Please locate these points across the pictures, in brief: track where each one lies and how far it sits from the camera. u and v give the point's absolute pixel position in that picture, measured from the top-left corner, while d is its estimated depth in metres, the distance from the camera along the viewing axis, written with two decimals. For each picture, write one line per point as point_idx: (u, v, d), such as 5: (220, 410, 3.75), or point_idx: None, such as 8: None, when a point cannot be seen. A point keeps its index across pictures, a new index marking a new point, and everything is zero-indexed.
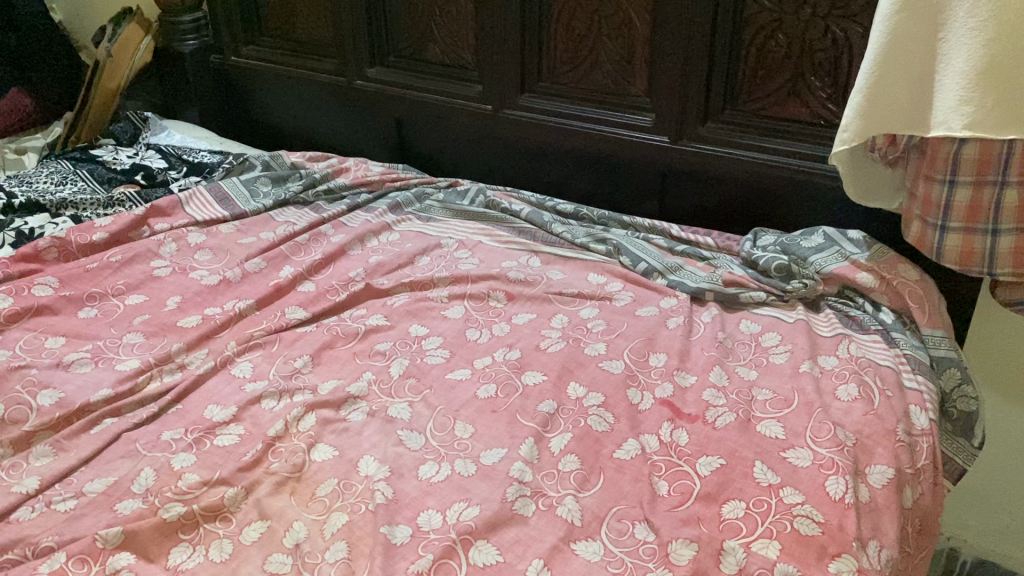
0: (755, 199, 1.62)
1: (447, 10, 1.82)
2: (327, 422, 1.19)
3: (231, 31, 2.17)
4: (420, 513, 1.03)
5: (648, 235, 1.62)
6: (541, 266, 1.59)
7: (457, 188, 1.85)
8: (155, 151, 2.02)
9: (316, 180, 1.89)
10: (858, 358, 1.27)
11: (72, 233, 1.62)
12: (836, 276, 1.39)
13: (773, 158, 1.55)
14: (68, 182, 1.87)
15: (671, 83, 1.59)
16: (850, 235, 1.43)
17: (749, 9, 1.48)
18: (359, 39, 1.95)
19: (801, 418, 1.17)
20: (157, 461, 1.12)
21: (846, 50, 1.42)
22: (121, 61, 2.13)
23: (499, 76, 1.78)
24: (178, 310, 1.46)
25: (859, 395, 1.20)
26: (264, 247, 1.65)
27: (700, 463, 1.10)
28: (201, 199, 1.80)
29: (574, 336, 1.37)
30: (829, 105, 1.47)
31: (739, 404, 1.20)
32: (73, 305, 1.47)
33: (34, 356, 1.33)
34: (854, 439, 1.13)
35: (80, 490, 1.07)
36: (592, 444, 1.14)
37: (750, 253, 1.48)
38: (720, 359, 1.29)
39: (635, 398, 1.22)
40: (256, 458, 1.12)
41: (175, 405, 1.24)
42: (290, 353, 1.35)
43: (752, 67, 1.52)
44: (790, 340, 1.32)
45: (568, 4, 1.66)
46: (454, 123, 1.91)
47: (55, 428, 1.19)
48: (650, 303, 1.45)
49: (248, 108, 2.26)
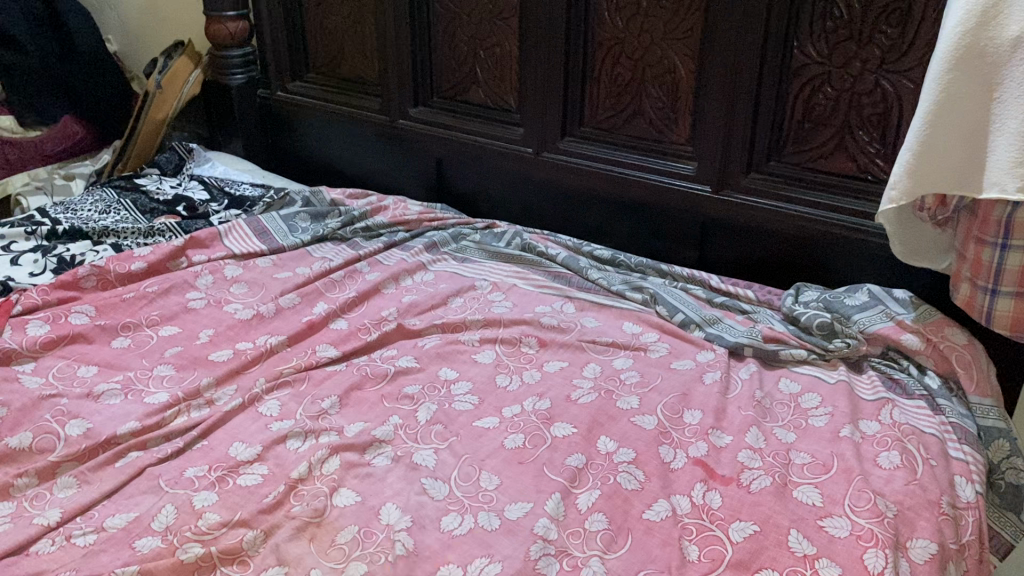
0: (796, 253, 1.59)
1: (491, 53, 1.82)
2: (350, 466, 1.17)
3: (278, 67, 2.20)
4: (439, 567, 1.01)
5: (687, 285, 1.59)
6: (575, 312, 1.57)
7: (495, 230, 1.84)
8: (198, 183, 2.05)
9: (354, 217, 1.88)
10: (901, 424, 1.22)
11: (112, 263, 1.63)
12: (881, 337, 1.35)
13: (818, 213, 1.51)
14: (111, 211, 1.90)
15: (714, 132, 1.57)
16: (895, 294, 1.40)
17: (797, 61, 1.46)
18: (403, 80, 1.96)
19: (840, 485, 1.12)
20: (179, 498, 1.10)
21: (896, 106, 1.39)
22: (170, 92, 2.17)
23: (541, 120, 1.78)
24: (209, 344, 1.46)
25: (901, 463, 1.15)
26: (299, 283, 1.65)
27: (733, 528, 1.06)
28: (240, 232, 1.81)
29: (606, 388, 1.34)
30: (877, 161, 1.44)
31: (775, 467, 1.16)
32: (108, 334, 1.47)
33: (66, 385, 1.34)
34: (896, 511, 1.08)
35: (100, 525, 1.06)
36: (620, 502, 1.10)
37: (791, 309, 1.45)
38: (757, 420, 1.25)
39: (667, 456, 1.19)
40: (278, 500, 1.10)
41: (200, 441, 1.23)
42: (318, 393, 1.33)
43: (799, 119, 1.50)
44: (830, 402, 1.28)
45: (612, 51, 1.65)
46: (493, 164, 1.91)
47: (79, 460, 1.18)
48: (686, 356, 1.42)
49: (291, 143, 2.29)
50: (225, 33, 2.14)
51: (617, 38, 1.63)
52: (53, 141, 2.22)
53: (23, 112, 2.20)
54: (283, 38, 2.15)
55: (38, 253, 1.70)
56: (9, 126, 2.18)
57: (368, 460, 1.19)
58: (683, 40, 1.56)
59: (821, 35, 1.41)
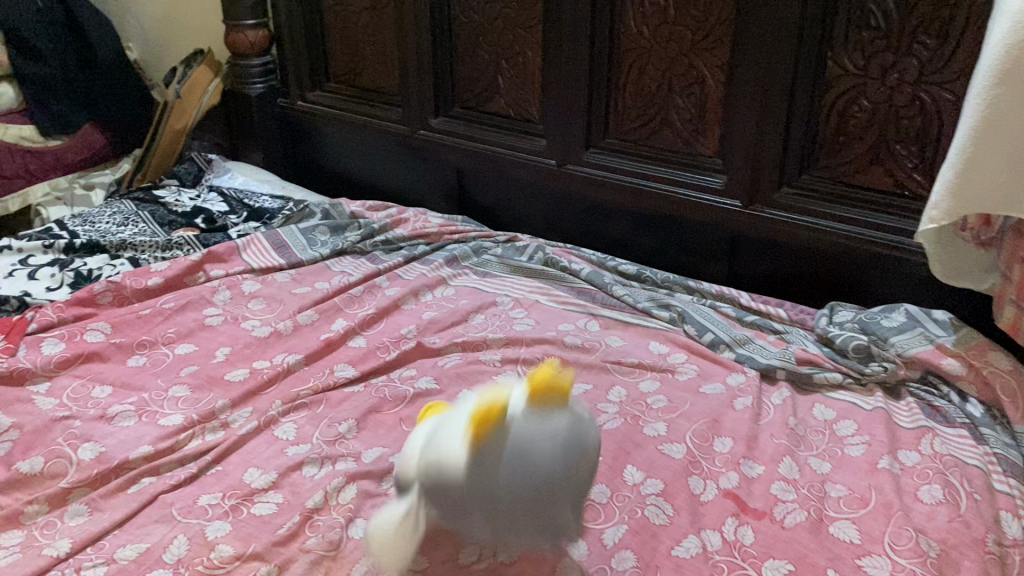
0: (829, 270, 1.54)
1: (514, 62, 1.78)
2: (368, 494, 1.13)
3: (299, 77, 2.17)
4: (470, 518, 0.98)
5: (716, 303, 1.54)
6: (600, 331, 1.52)
7: (517, 243, 1.80)
8: (217, 194, 2.03)
9: (374, 230, 1.85)
10: (943, 456, 1.17)
11: (128, 278, 1.61)
12: (919, 360, 1.30)
13: (852, 229, 1.46)
14: (129, 223, 1.88)
15: (744, 146, 1.52)
16: (934, 315, 1.35)
17: (831, 72, 1.40)
18: (424, 90, 1.92)
19: (879, 520, 1.07)
20: (192, 529, 1.07)
21: (936, 120, 1.33)
22: (188, 104, 2.15)
23: (565, 131, 1.73)
24: (226, 363, 1.43)
25: (944, 498, 1.10)
26: (318, 299, 1.62)
27: (767, 567, 1.01)
28: (259, 246, 1.78)
29: (632, 413, 1.29)
30: (915, 177, 1.39)
31: (810, 500, 1.11)
32: (123, 352, 1.45)
33: (80, 406, 1.31)
34: (939, 550, 1.03)
35: (111, 556, 1.03)
36: (648, 538, 1.06)
37: (826, 330, 1.40)
38: (791, 448, 1.20)
39: (697, 487, 1.14)
40: (293, 531, 1.06)
41: (215, 466, 1.19)
42: (335, 416, 1.30)
43: (833, 133, 1.44)
44: (867, 430, 1.23)
45: (639, 61, 1.60)
46: (515, 176, 1.87)
47: (91, 486, 1.15)
48: (715, 379, 1.36)
49: (312, 152, 2.26)
50: (245, 43, 2.11)
51: (644, 48, 1.58)
52: (72, 151, 2.18)
53: (44, 124, 2.15)
54: (303, 47, 2.12)
55: (55, 267, 1.68)
56: (30, 137, 2.14)
57: None
58: (712, 51, 1.51)
59: (857, 46, 1.36)
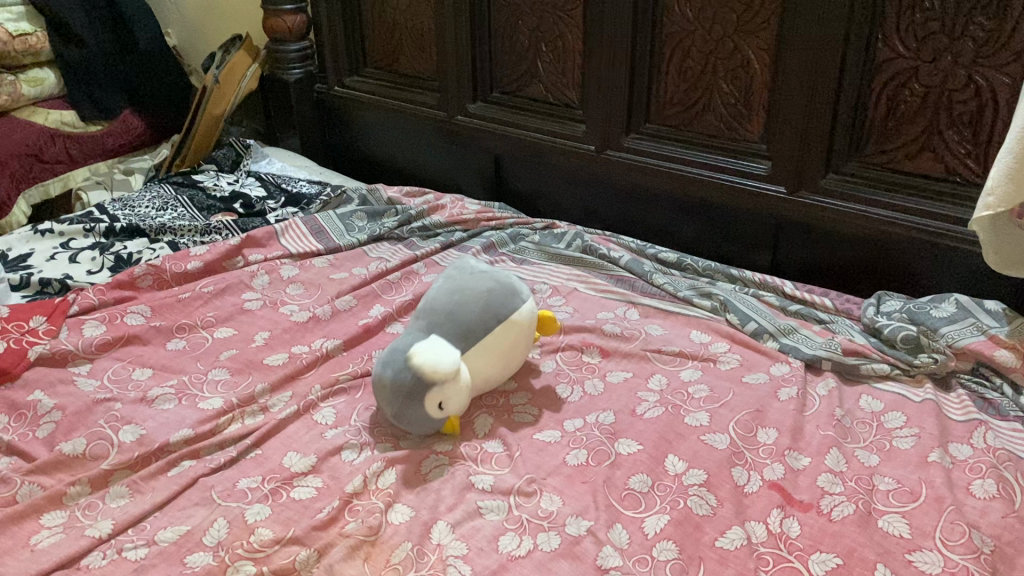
0: (876, 259, 1.50)
1: (554, 46, 1.75)
2: (406, 481, 1.12)
3: (336, 63, 2.17)
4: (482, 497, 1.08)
5: (758, 291, 1.51)
6: (640, 319, 1.50)
7: (554, 231, 1.78)
8: (255, 180, 2.03)
9: (411, 216, 1.84)
10: (997, 450, 1.14)
11: (168, 262, 1.61)
12: (971, 352, 1.26)
13: (901, 217, 1.43)
14: (168, 208, 1.88)
15: (790, 131, 1.49)
16: (987, 306, 1.30)
17: (881, 55, 1.37)
18: (462, 75, 1.91)
19: (930, 515, 1.04)
20: (232, 512, 1.07)
21: (991, 103, 1.29)
22: (228, 87, 2.14)
23: (604, 116, 1.71)
24: (265, 347, 1.43)
25: (998, 494, 1.07)
26: (355, 285, 1.61)
27: (814, 560, 0.99)
28: (297, 231, 1.78)
29: (673, 402, 1.27)
30: (968, 162, 1.35)
31: (859, 493, 1.08)
32: (163, 336, 1.45)
33: (121, 388, 1.32)
34: (993, 546, 1.00)
35: (152, 538, 1.03)
36: (691, 529, 1.04)
37: (873, 321, 1.37)
38: (837, 440, 1.17)
39: (741, 478, 1.12)
40: (332, 516, 1.06)
41: (254, 449, 1.19)
42: (374, 401, 1.30)
43: (882, 117, 1.40)
44: (917, 423, 1.20)
45: (681, 44, 1.57)
46: (553, 162, 1.85)
47: (132, 468, 1.15)
48: (759, 369, 1.34)
49: (349, 139, 2.26)
50: (283, 27, 2.12)
51: (686, 31, 1.55)
52: (113, 136, 2.20)
53: (83, 107, 2.18)
54: (341, 32, 2.12)
55: (96, 251, 1.69)
56: (71, 122, 2.16)
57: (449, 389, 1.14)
58: (757, 34, 1.48)
59: (909, 28, 1.32)
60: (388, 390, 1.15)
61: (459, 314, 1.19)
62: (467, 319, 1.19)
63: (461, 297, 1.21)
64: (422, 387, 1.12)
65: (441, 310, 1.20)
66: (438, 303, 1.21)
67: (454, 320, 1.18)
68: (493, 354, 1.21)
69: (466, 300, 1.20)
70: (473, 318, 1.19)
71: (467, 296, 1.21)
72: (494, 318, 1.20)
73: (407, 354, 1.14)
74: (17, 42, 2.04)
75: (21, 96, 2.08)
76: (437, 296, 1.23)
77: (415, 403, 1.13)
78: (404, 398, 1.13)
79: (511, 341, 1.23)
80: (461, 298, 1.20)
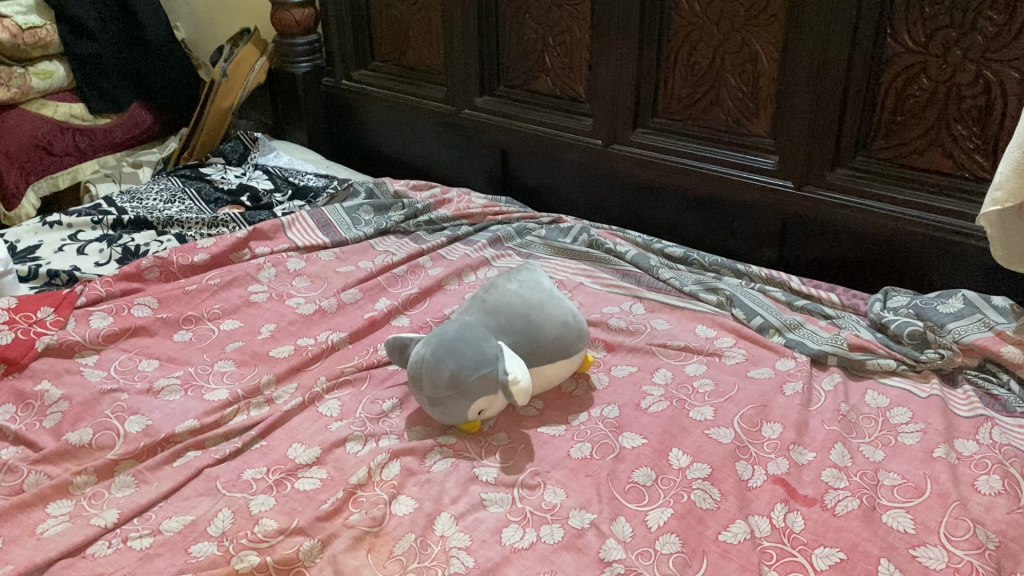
0: (883, 254, 1.50)
1: (562, 40, 1.75)
2: (410, 472, 1.13)
3: (344, 56, 2.17)
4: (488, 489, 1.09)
5: (765, 286, 1.51)
6: (645, 313, 1.50)
7: (561, 225, 1.78)
8: (262, 173, 2.04)
9: (418, 210, 1.85)
10: (1003, 446, 1.13)
11: (175, 254, 1.62)
12: (978, 348, 1.26)
13: (909, 212, 1.42)
14: (176, 200, 1.89)
15: (798, 126, 1.48)
16: (994, 302, 1.30)
17: (890, 49, 1.36)
18: (469, 69, 1.90)
19: (934, 511, 1.04)
20: (236, 502, 1.07)
21: (1000, 98, 1.28)
22: (236, 81, 2.15)
23: (611, 111, 1.70)
24: (271, 339, 1.44)
25: (1003, 489, 1.06)
26: (362, 278, 1.61)
27: (817, 554, 0.98)
28: (304, 224, 1.79)
29: (678, 396, 1.27)
30: (976, 157, 1.34)
31: (863, 488, 1.08)
32: (169, 328, 1.46)
33: (127, 379, 1.32)
34: (997, 542, 0.99)
35: (157, 528, 1.04)
36: (695, 523, 1.04)
37: (879, 316, 1.36)
38: (843, 435, 1.17)
39: (745, 472, 1.11)
40: (336, 507, 1.06)
41: (259, 440, 1.20)
42: (379, 393, 1.30)
43: (891, 112, 1.40)
44: (922, 418, 1.20)
45: (689, 38, 1.57)
46: (560, 156, 1.84)
47: (138, 458, 1.16)
48: (764, 364, 1.33)
49: (356, 133, 2.26)
50: (291, 20, 2.11)
51: (694, 25, 1.55)
52: (121, 128, 2.21)
53: (94, 101, 2.18)
54: (348, 25, 2.13)
55: (104, 243, 1.70)
56: (80, 115, 2.16)
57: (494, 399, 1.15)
58: (765, 28, 1.47)
59: (918, 22, 1.31)
60: (441, 376, 1.13)
61: (531, 334, 1.21)
62: (536, 342, 1.21)
63: (538, 319, 1.23)
64: (478, 391, 1.13)
65: (515, 321, 1.21)
66: (512, 311, 1.23)
67: (522, 337, 1.21)
68: (541, 379, 1.24)
69: (542, 324, 1.22)
70: (541, 344, 1.21)
71: (543, 320, 1.23)
72: (561, 353, 1.23)
73: (484, 353, 1.14)
74: (27, 35, 2.05)
75: (30, 89, 2.09)
76: (512, 302, 1.24)
77: (465, 399, 1.13)
78: (458, 392, 1.13)
79: (560, 374, 1.26)
80: (537, 319, 1.23)
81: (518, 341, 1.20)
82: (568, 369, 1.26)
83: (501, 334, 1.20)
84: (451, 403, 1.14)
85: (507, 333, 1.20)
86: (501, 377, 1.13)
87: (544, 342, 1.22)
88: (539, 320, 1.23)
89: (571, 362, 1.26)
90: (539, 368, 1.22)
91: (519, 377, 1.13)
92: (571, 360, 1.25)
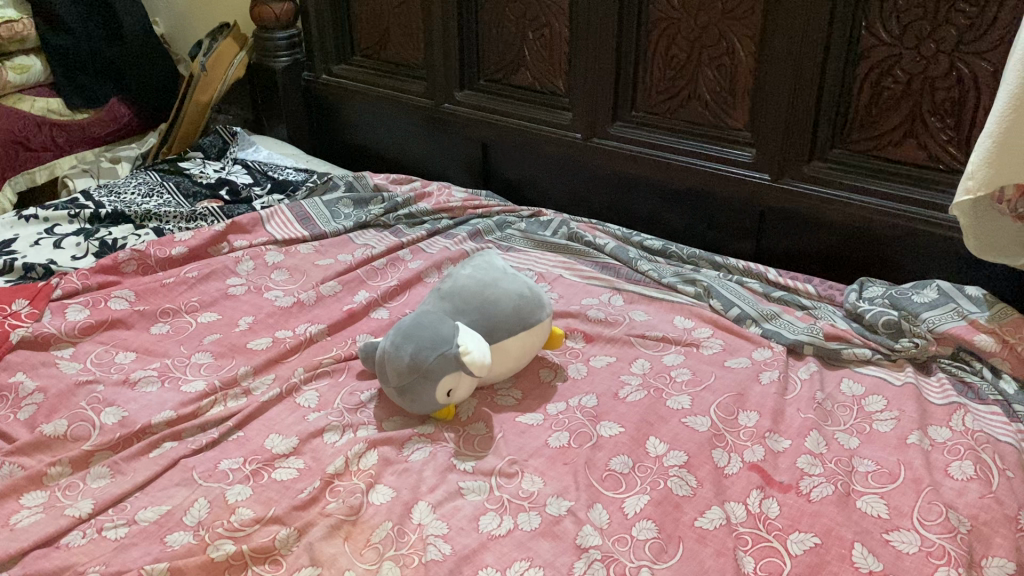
0: (858, 245, 1.51)
1: (541, 34, 1.75)
2: (388, 461, 1.12)
3: (324, 50, 2.17)
4: (462, 481, 1.09)
5: (743, 278, 1.51)
6: (624, 305, 1.50)
7: (540, 219, 1.78)
8: (241, 167, 2.03)
9: (398, 204, 1.85)
10: (976, 433, 1.14)
11: (152, 247, 1.61)
12: (952, 336, 1.27)
13: (885, 204, 1.43)
14: (154, 194, 1.88)
15: (774, 119, 1.49)
16: (967, 292, 1.31)
17: (865, 42, 1.37)
18: (448, 63, 1.90)
19: (907, 496, 1.05)
20: (213, 492, 1.07)
21: (973, 89, 1.29)
22: (215, 76, 2.14)
23: (591, 104, 1.71)
24: (249, 331, 1.43)
25: (976, 475, 1.07)
26: (340, 271, 1.61)
27: (792, 540, 0.99)
28: (283, 217, 1.78)
29: (655, 386, 1.27)
30: (950, 149, 1.35)
31: (837, 475, 1.08)
32: (147, 320, 1.45)
33: (103, 371, 1.31)
34: (969, 526, 1.00)
35: (133, 518, 1.03)
36: (671, 509, 1.04)
37: (855, 306, 1.38)
38: (818, 423, 1.18)
39: (721, 460, 1.12)
40: (313, 496, 1.06)
41: (236, 432, 1.19)
42: (358, 385, 1.30)
43: (865, 105, 1.41)
44: (897, 406, 1.21)
45: (667, 31, 1.58)
46: (540, 150, 1.85)
47: (114, 448, 1.15)
48: (741, 354, 1.34)
49: (337, 128, 2.26)
50: (271, 15, 2.12)
51: (672, 19, 1.56)
52: (100, 125, 2.19)
53: (71, 96, 2.15)
54: (328, 20, 2.12)
55: (81, 237, 1.69)
56: (57, 110, 2.13)
57: (462, 380, 1.15)
58: (742, 21, 1.48)
59: (892, 15, 1.32)
60: (403, 364, 1.14)
61: (486, 309, 1.21)
62: (493, 318, 1.21)
63: (491, 294, 1.23)
64: (441, 373, 1.13)
65: (469, 299, 1.22)
66: (465, 292, 1.23)
67: (479, 315, 1.21)
68: (506, 358, 1.24)
69: (497, 298, 1.23)
70: (499, 319, 1.22)
71: (498, 295, 1.23)
72: (520, 324, 1.23)
73: (439, 333, 1.14)
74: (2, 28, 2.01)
75: (6, 83, 2.04)
76: (465, 283, 1.25)
77: (430, 383, 1.13)
78: (420, 375, 1.13)
79: (525, 349, 1.26)
80: (491, 295, 1.23)
81: (476, 319, 1.21)
82: (533, 342, 1.27)
83: (457, 315, 1.21)
84: (419, 390, 1.14)
85: (463, 313, 1.21)
86: (458, 355, 1.13)
87: (502, 316, 1.22)
88: (494, 296, 1.23)
89: (534, 334, 1.26)
90: (501, 344, 1.22)
91: (475, 350, 1.13)
92: (533, 332, 1.26)
